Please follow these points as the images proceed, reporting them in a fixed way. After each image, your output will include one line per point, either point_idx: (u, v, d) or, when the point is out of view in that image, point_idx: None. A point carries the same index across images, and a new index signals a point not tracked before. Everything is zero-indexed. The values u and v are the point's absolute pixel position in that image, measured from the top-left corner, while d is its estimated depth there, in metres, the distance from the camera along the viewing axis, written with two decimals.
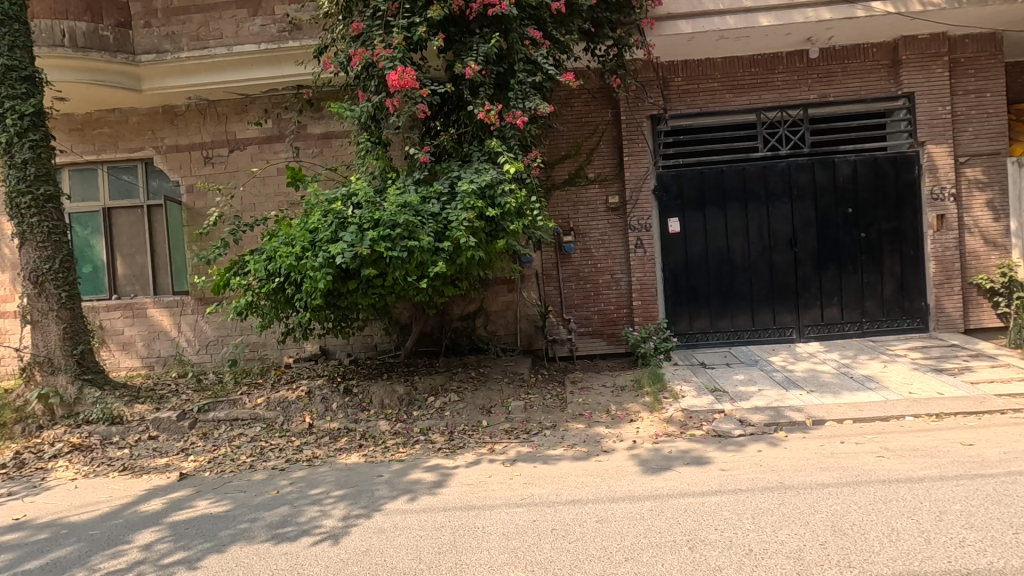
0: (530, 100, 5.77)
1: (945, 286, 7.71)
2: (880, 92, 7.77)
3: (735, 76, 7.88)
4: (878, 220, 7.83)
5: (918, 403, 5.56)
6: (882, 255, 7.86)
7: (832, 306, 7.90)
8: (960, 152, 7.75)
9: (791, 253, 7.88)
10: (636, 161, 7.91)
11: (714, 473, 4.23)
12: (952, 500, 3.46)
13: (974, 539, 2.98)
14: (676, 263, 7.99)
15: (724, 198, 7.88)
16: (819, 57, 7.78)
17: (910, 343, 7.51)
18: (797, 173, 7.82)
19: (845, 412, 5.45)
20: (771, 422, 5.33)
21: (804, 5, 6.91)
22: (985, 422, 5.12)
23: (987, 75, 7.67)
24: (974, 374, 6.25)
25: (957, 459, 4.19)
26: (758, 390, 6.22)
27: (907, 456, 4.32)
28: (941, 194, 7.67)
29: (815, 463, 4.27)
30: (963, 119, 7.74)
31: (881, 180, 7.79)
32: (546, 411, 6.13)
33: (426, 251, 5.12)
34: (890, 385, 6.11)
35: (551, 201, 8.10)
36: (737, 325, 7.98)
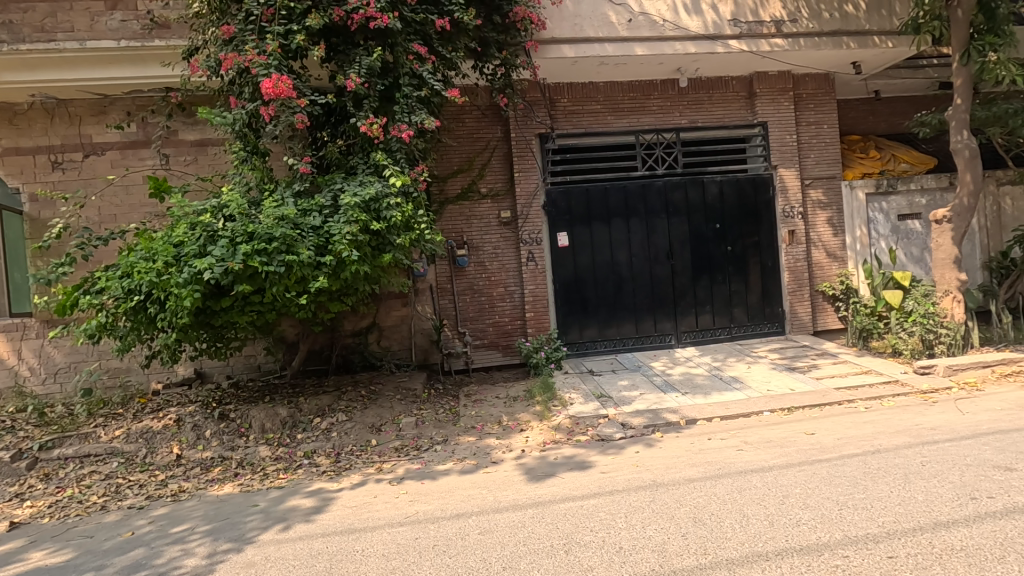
0: (416, 114, 5.76)
1: (797, 293, 8.69)
2: (739, 120, 8.65)
3: (616, 100, 8.42)
4: (742, 235, 8.67)
5: (774, 399, 6.20)
6: (746, 266, 8.70)
7: (705, 312, 8.61)
8: (805, 175, 8.80)
9: (669, 265, 8.50)
10: (526, 177, 8.18)
11: (595, 476, 4.43)
12: (794, 485, 3.89)
13: (808, 518, 3.36)
14: (566, 275, 8.32)
15: (608, 213, 8.34)
16: (688, 86, 8.53)
17: (770, 345, 8.35)
18: (672, 191, 8.46)
19: (714, 411, 5.94)
20: (650, 424, 5.69)
21: (673, 38, 7.56)
22: (826, 412, 5.83)
23: (824, 110, 8.83)
24: (819, 370, 7.09)
25: (801, 447, 4.73)
26: (639, 394, 6.62)
27: (761, 448, 4.80)
28: (792, 212, 8.66)
29: (685, 460, 4.61)
30: (806, 147, 8.81)
31: (743, 199, 8.65)
32: (438, 425, 6.09)
33: (307, 266, 4.93)
34: (752, 384, 6.76)
35: (443, 215, 8.13)
36: (623, 333, 8.44)
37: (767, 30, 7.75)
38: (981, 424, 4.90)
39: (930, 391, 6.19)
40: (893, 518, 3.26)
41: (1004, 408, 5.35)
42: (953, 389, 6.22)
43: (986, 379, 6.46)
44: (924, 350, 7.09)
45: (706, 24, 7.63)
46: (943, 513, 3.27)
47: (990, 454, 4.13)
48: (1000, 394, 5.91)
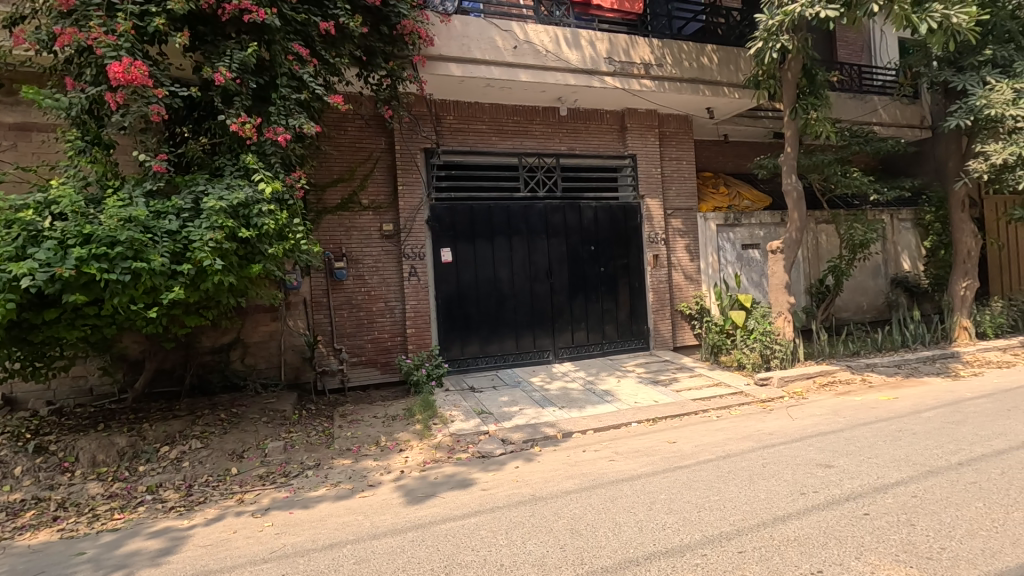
0: (294, 117, 5.43)
1: (660, 312, 9.48)
2: (612, 151, 9.31)
3: (500, 122, 8.64)
4: (614, 257, 9.27)
5: (641, 411, 6.65)
6: (617, 286, 9.31)
7: (580, 329, 9.05)
8: (668, 205, 9.68)
9: (547, 283, 8.83)
10: (410, 191, 8.06)
11: (476, 494, 4.40)
12: (659, 491, 4.18)
13: (672, 521, 3.62)
14: (448, 291, 8.28)
15: (491, 231, 8.49)
16: (567, 115, 9.02)
17: (637, 360, 8.99)
18: (551, 214, 8.85)
19: (588, 424, 6.23)
20: (528, 439, 5.81)
21: (554, 69, 7.97)
22: (684, 422, 6.39)
23: (683, 148, 9.83)
24: (679, 383, 7.77)
25: (665, 455, 5.12)
26: (518, 409, 6.74)
27: (630, 457, 5.11)
28: (656, 238, 9.47)
29: (562, 473, 4.77)
30: (669, 180, 9.71)
31: (615, 224, 9.28)
32: (309, 449, 5.68)
33: (159, 275, 4.37)
34: (621, 397, 7.21)
35: (320, 225, 7.72)
36: (503, 349, 8.57)
37: (638, 71, 8.47)
38: (805, 428, 5.68)
39: (768, 400, 7.07)
40: (742, 516, 3.63)
41: (822, 413, 6.25)
42: (784, 397, 7.15)
43: (809, 388, 7.52)
44: (763, 364, 8.07)
45: (585, 59, 8.15)
46: (780, 508, 3.71)
47: (814, 453, 4.80)
48: (819, 401, 6.92)
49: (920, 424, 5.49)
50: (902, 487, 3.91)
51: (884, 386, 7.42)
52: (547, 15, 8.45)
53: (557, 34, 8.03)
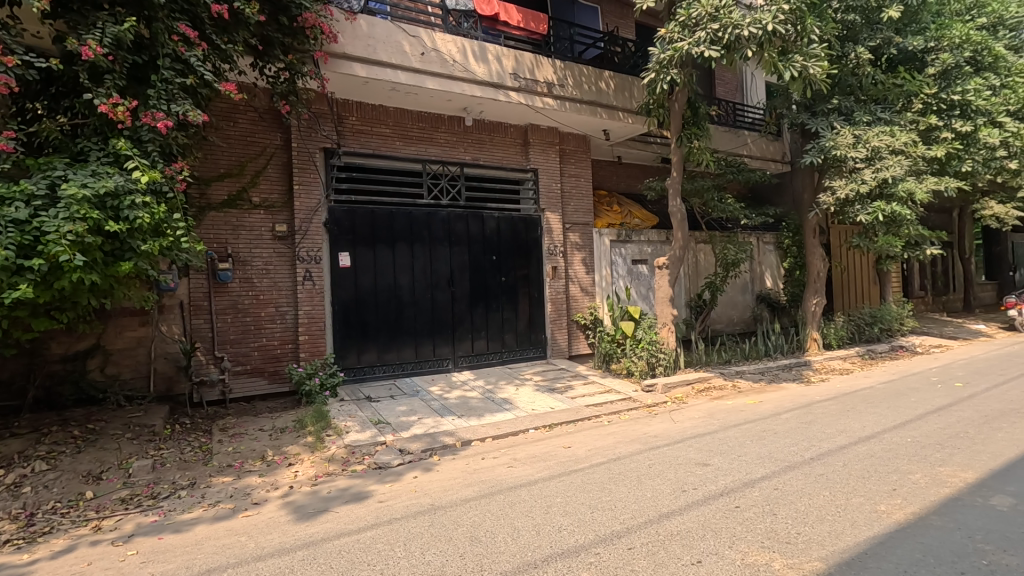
0: (178, 103, 4.97)
1: (557, 322, 9.81)
2: (515, 164, 9.55)
3: (405, 126, 8.53)
4: (514, 267, 9.47)
5: (537, 418, 6.83)
6: (517, 296, 9.50)
7: (480, 338, 9.12)
8: (567, 220, 10.07)
9: (449, 292, 8.81)
10: (306, 192, 7.67)
11: (372, 507, 4.25)
12: (556, 494, 4.32)
13: (568, 523, 3.76)
14: (346, 297, 7.96)
15: (393, 237, 8.32)
16: (472, 125, 9.12)
17: (534, 369, 9.22)
18: (454, 222, 8.87)
19: (486, 432, 6.28)
20: (427, 448, 5.74)
21: (461, 79, 8.04)
22: (577, 427, 6.66)
23: (581, 166, 10.32)
24: (574, 391, 8.08)
25: (560, 459, 5.30)
26: (417, 419, 6.64)
27: (527, 463, 5.22)
28: (555, 250, 9.81)
29: (461, 481, 4.76)
30: (568, 195, 10.12)
31: (516, 235, 9.50)
32: (183, 467, 5.17)
33: (1, 271, 3.82)
34: (519, 405, 7.36)
35: (204, 222, 7.10)
36: (402, 358, 8.39)
37: (541, 89, 8.78)
38: (685, 430, 6.18)
39: (653, 404, 7.59)
40: (630, 514, 3.85)
41: (700, 417, 6.83)
42: (667, 402, 7.72)
43: (688, 394, 8.18)
44: (649, 371, 8.68)
45: (491, 73, 8.31)
46: (665, 505, 3.99)
47: (693, 453, 5.22)
48: (697, 405, 7.55)
49: (780, 424, 6.18)
50: (767, 480, 4.38)
51: (750, 391, 8.27)
52: (456, 25, 8.49)
53: (464, 45, 8.11)
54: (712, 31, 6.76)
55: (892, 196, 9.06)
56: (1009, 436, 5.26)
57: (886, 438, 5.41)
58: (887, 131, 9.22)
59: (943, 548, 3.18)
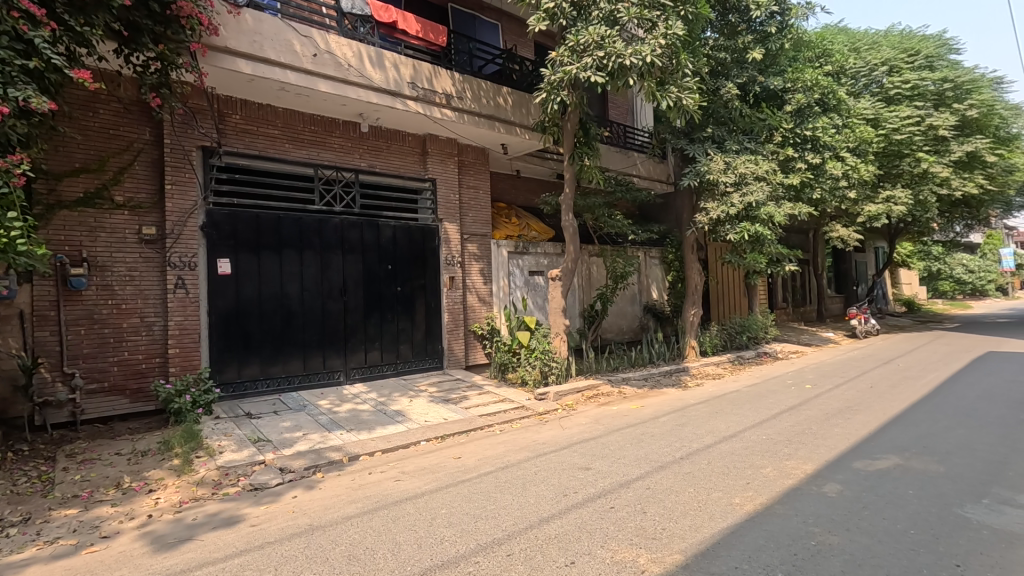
0: (17, 88, 4.40)
1: (454, 332, 9.80)
2: (413, 173, 9.48)
3: (295, 129, 8.16)
4: (411, 277, 9.37)
5: (430, 429, 6.78)
6: (413, 306, 9.39)
7: (374, 349, 8.89)
8: (465, 231, 10.14)
9: (341, 301, 8.52)
10: (181, 192, 7.07)
11: (243, 532, 3.98)
12: (440, 506, 4.32)
13: (450, 534, 3.77)
14: (225, 307, 7.43)
15: (280, 244, 7.91)
16: (369, 131, 8.94)
17: (430, 380, 9.13)
18: (347, 230, 8.63)
19: (376, 445, 6.12)
20: (311, 465, 5.48)
21: (356, 84, 7.86)
22: (469, 437, 6.70)
23: (480, 178, 10.46)
24: (468, 401, 8.12)
25: (449, 470, 5.30)
26: (301, 435, 6.32)
27: (415, 476, 5.16)
28: (453, 260, 9.83)
29: (344, 499, 4.59)
30: (466, 206, 10.20)
31: (413, 244, 9.41)
32: (15, 501, 4.53)
33: None
34: (412, 417, 7.25)
35: (54, 222, 6.32)
36: (288, 371, 7.95)
37: (439, 100, 8.82)
38: (572, 436, 6.44)
39: (544, 412, 7.84)
40: (512, 521, 3.94)
41: (587, 422, 7.15)
42: (558, 409, 8.01)
43: (577, 400, 8.54)
44: (542, 380, 8.94)
45: (388, 80, 8.21)
46: (545, 510, 4.13)
47: (576, 458, 5.46)
48: (585, 411, 7.89)
49: (657, 427, 6.64)
50: (640, 481, 4.68)
51: (634, 396, 8.80)
52: (351, 30, 8.29)
53: (360, 50, 7.96)
54: (597, 58, 7.18)
55: (756, 218, 10.16)
56: (841, 430, 6.04)
57: (746, 436, 5.99)
58: (751, 160, 10.28)
59: (781, 533, 3.58)
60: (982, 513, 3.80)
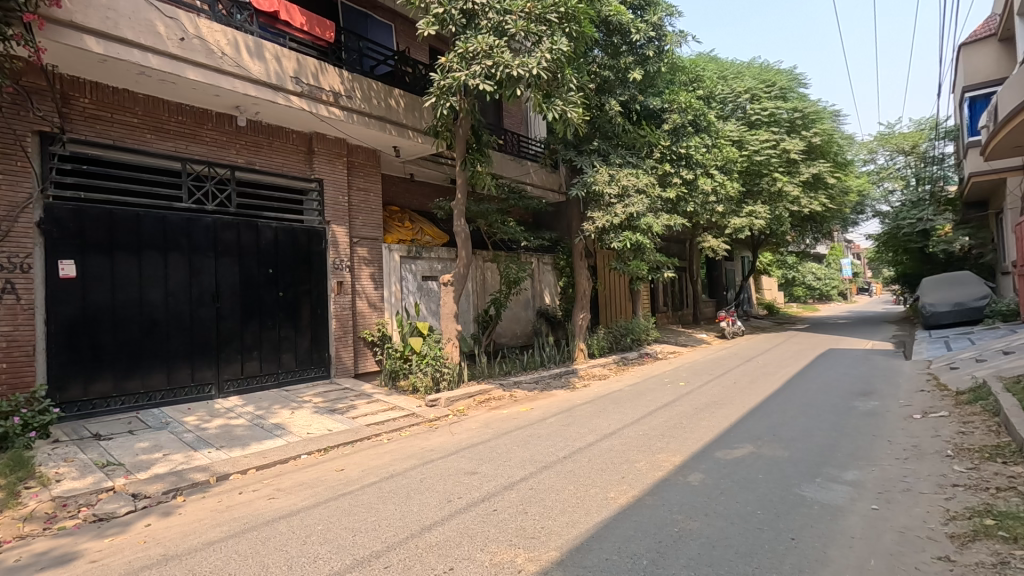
0: None
1: (342, 339, 9.39)
2: (297, 172, 8.99)
3: (158, 118, 7.42)
4: (294, 282, 8.87)
5: (311, 442, 6.43)
6: (297, 312, 8.89)
7: (252, 359, 8.28)
8: (355, 234, 9.77)
9: (213, 308, 7.86)
10: (11, 183, 6.12)
11: (79, 569, 3.51)
12: (317, 522, 4.11)
13: (325, 551, 3.60)
14: (70, 315, 6.55)
15: (140, 244, 7.14)
16: (247, 126, 8.35)
17: (315, 390, 8.66)
18: (221, 231, 7.99)
19: (249, 462, 5.69)
20: (170, 488, 4.97)
21: (231, 74, 7.31)
22: (355, 448, 6.45)
23: (371, 180, 10.15)
24: (355, 410, 7.82)
25: (330, 484, 5.06)
26: (161, 456, 5.71)
27: (292, 492, 4.86)
28: (341, 265, 9.42)
29: (208, 523, 4.21)
30: (356, 209, 9.84)
31: (297, 247, 8.92)
32: None
33: None
34: (293, 430, 6.84)
35: None
36: (148, 386, 7.16)
37: (326, 97, 8.45)
38: (460, 441, 6.42)
39: (435, 418, 7.76)
40: (393, 532, 3.84)
41: (477, 427, 7.17)
42: (449, 415, 7.96)
43: (469, 405, 8.55)
44: (433, 386, 8.84)
45: (269, 73, 7.74)
46: (428, 518, 4.08)
47: (463, 463, 5.45)
48: (476, 416, 7.92)
49: (544, 428, 6.83)
50: (524, 482, 4.78)
51: (525, 399, 8.99)
52: (226, 16, 7.72)
53: (236, 39, 7.43)
54: (486, 67, 7.31)
55: (637, 228, 10.87)
56: (707, 423, 6.60)
57: (625, 433, 6.35)
58: (633, 173, 10.97)
59: (649, 522, 3.83)
60: (816, 490, 4.33)
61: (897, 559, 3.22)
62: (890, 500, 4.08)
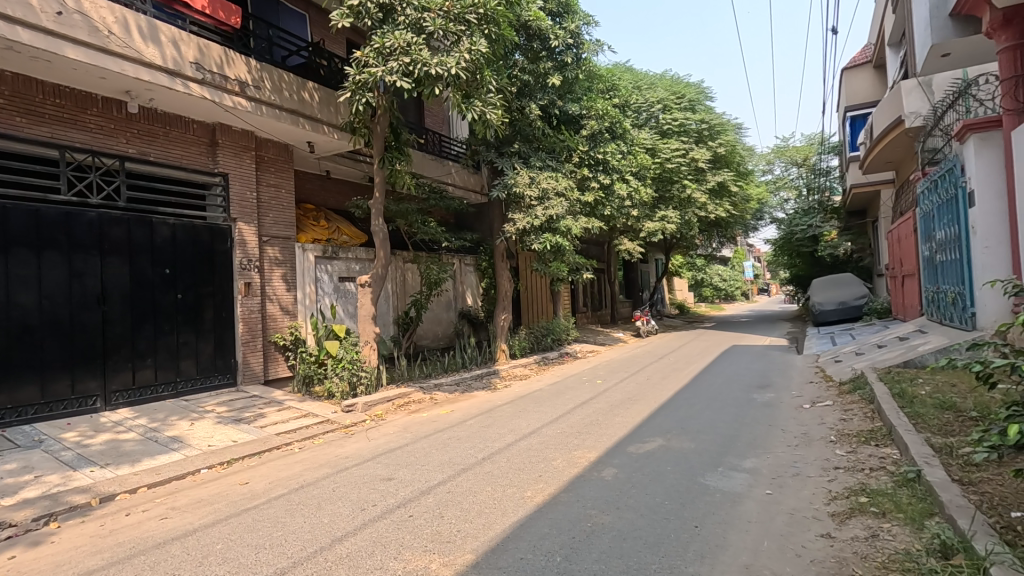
0: None
1: (250, 344, 8.82)
2: (198, 165, 8.36)
3: (30, 100, 6.64)
4: (195, 283, 8.25)
5: (213, 455, 6.00)
6: (198, 316, 8.27)
7: (145, 367, 7.59)
8: (264, 232, 9.23)
9: (98, 312, 7.13)
10: None
11: None
12: (215, 541, 3.82)
13: (223, 572, 3.35)
14: None
15: (7, 241, 6.34)
16: (139, 113, 7.66)
17: (218, 399, 8.08)
18: (108, 227, 7.27)
19: (140, 480, 5.21)
20: (43, 514, 4.44)
21: (120, 56, 6.67)
22: (262, 459, 6.08)
23: (282, 176, 9.64)
24: (264, 419, 7.38)
25: (232, 499, 4.73)
26: (32, 478, 5.09)
27: (188, 511, 4.50)
28: (249, 265, 8.86)
29: (87, 550, 3.80)
30: (265, 206, 9.30)
31: (199, 246, 8.30)
32: None
33: None
34: (192, 442, 6.34)
35: None
36: (19, 400, 6.36)
37: (231, 87, 7.93)
38: (377, 447, 6.24)
39: (351, 424, 7.49)
40: (300, 546, 3.65)
41: (395, 431, 7.01)
42: (366, 420, 7.71)
43: (387, 410, 8.34)
44: (349, 391, 8.53)
45: (165, 57, 7.15)
46: (340, 528, 3.92)
47: (379, 469, 5.30)
48: (394, 420, 7.73)
49: (464, 430, 6.78)
50: (441, 485, 4.72)
51: (445, 402, 8.90)
52: None
53: (126, 18, 6.81)
54: (404, 64, 7.17)
55: (556, 230, 11.11)
56: (621, 419, 6.84)
57: (543, 432, 6.44)
58: (553, 176, 11.19)
59: (564, 519, 3.90)
60: (717, 479, 4.59)
61: (786, 539, 3.47)
62: (781, 485, 4.41)
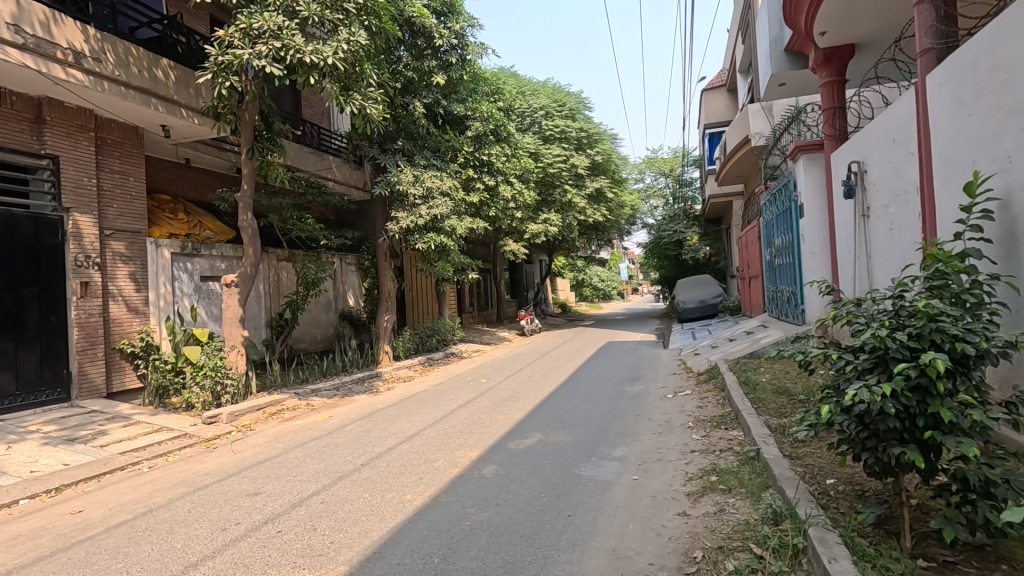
0: None
1: (87, 352, 7.68)
2: (19, 144, 7.16)
3: None
4: (13, 282, 7.07)
5: (39, 481, 5.17)
6: (18, 321, 7.09)
7: None
8: (105, 225, 8.12)
9: None
10: None
11: None
12: None
13: None
14: None
15: None
16: None
17: (46, 416, 6.97)
18: None
19: None
20: None
21: None
22: (101, 483, 5.34)
23: (130, 162, 8.56)
24: (105, 437, 6.50)
25: (61, 531, 4.10)
26: None
27: (1, 550, 3.83)
28: (86, 262, 7.74)
29: None
30: (108, 195, 8.19)
31: (19, 239, 7.12)
32: None
33: None
34: (9, 469, 5.40)
35: None
36: None
37: (63, 56, 6.87)
38: (243, 460, 5.77)
39: (214, 437, 6.83)
40: None
41: (265, 442, 6.53)
42: (232, 432, 7.09)
43: (257, 419, 7.74)
44: (213, 401, 7.78)
45: None
46: (196, 552, 3.56)
47: (244, 485, 4.90)
48: (265, 430, 7.19)
49: (342, 436, 6.51)
50: (315, 496, 4.47)
51: (323, 408, 8.45)
52: None
53: None
54: (274, 49, 6.70)
55: (441, 229, 11.03)
56: (502, 417, 6.97)
57: (425, 433, 6.37)
58: (437, 176, 11.11)
59: (443, 520, 3.88)
60: (590, 469, 4.85)
61: (648, 521, 3.76)
62: (646, 470, 4.77)
